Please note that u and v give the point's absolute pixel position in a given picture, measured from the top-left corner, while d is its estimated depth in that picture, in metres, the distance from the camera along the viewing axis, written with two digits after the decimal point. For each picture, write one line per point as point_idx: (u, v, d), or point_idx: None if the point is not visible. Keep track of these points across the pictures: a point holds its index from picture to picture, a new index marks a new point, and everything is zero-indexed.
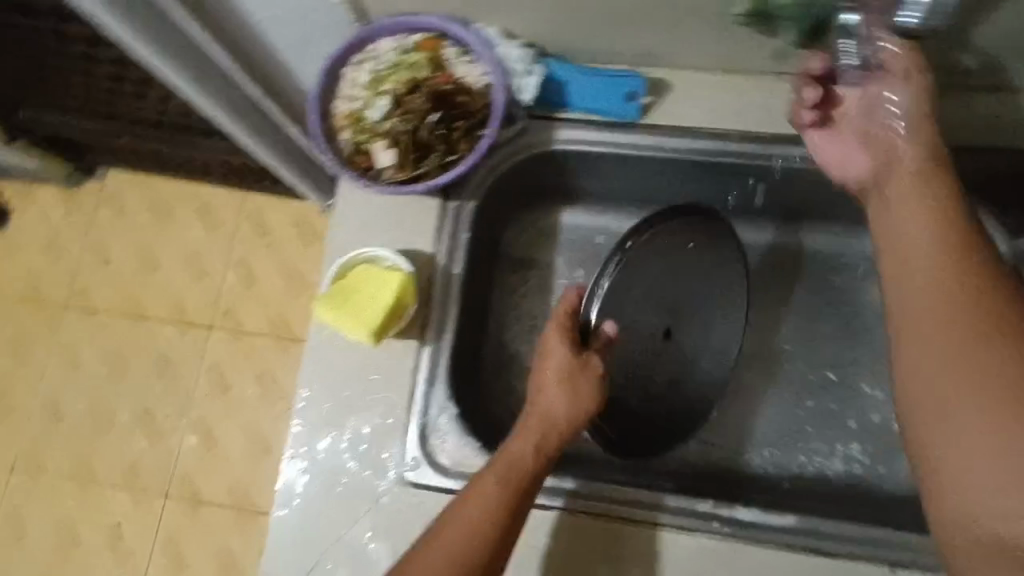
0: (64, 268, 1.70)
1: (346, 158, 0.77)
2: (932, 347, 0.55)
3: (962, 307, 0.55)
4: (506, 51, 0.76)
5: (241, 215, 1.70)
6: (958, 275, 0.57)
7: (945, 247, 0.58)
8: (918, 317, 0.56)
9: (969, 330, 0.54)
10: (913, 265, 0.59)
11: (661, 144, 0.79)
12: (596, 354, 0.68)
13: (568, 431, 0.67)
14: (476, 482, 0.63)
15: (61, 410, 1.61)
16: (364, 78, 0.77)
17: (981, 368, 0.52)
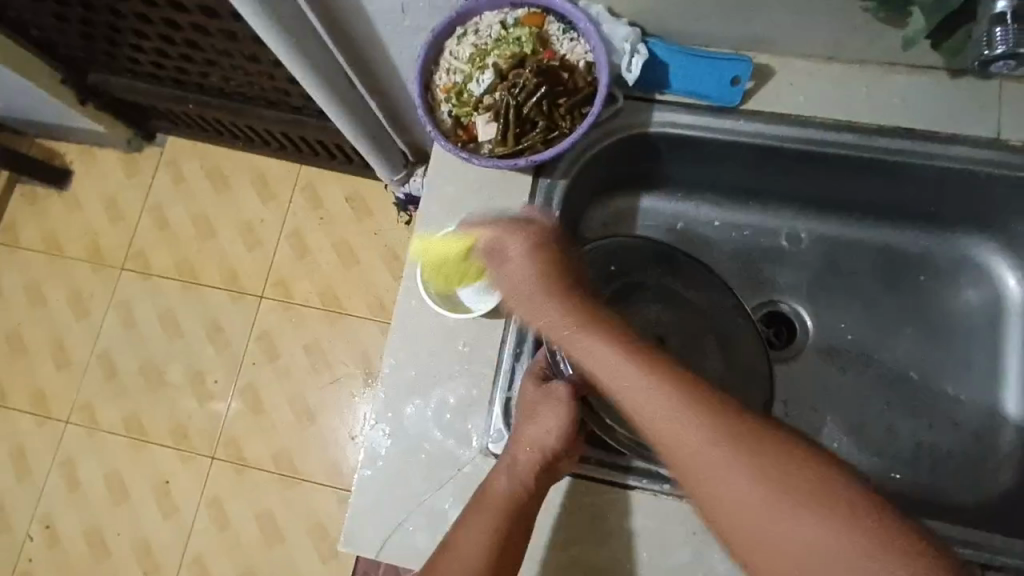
0: (123, 230, 1.74)
1: (446, 130, 0.77)
2: (709, 474, 0.58)
3: (706, 432, 0.59)
4: (611, 30, 0.76)
5: (302, 187, 1.72)
6: (683, 399, 0.61)
7: (631, 379, 0.63)
8: (684, 452, 0.59)
9: (716, 443, 0.58)
10: (630, 398, 0.63)
11: (761, 130, 0.77)
12: (561, 385, 0.70)
13: (546, 460, 0.69)
14: (467, 513, 0.68)
15: (115, 367, 1.66)
16: (468, 52, 0.77)
17: (743, 480, 0.57)
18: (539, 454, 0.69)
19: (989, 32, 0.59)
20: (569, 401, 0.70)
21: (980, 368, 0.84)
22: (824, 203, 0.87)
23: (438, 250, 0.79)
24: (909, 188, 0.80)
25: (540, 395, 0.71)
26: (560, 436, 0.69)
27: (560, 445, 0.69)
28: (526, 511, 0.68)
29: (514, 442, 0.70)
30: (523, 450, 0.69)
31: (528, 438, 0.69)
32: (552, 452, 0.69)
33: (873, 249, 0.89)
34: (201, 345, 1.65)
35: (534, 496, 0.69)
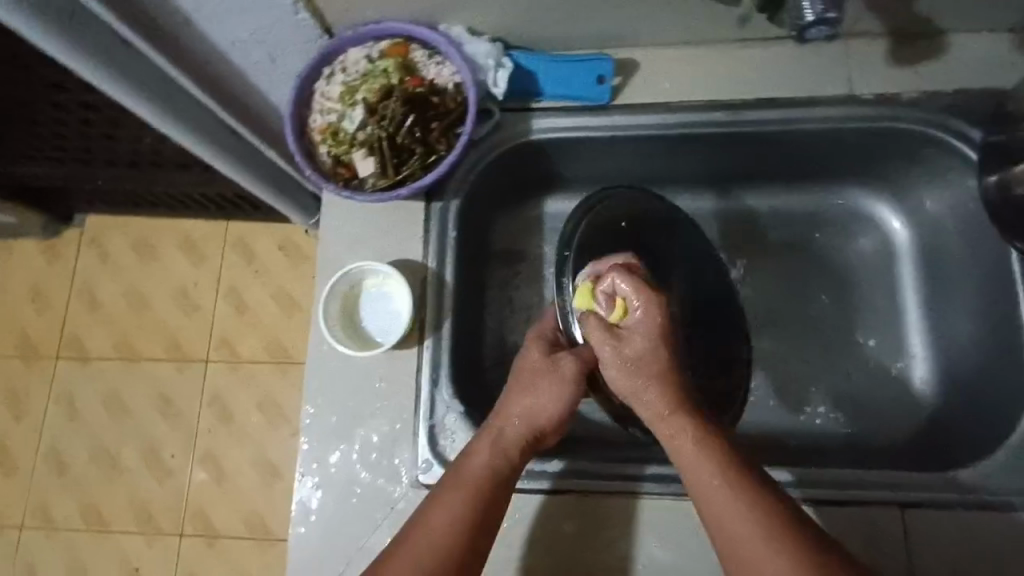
0: (51, 318, 1.68)
1: (328, 171, 0.77)
2: (756, 550, 0.56)
3: (767, 515, 0.58)
4: (473, 48, 0.77)
5: (251, 244, 1.68)
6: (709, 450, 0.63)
7: (699, 450, 0.64)
8: (732, 527, 0.58)
9: (751, 505, 0.59)
10: (695, 470, 0.63)
11: (634, 121, 0.79)
12: (568, 356, 0.72)
13: (533, 434, 0.70)
14: (441, 489, 0.65)
15: (65, 460, 1.60)
16: (339, 90, 0.77)
17: (791, 570, 0.54)
18: (525, 426, 0.70)
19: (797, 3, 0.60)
20: (574, 374, 0.72)
21: (886, 313, 0.87)
22: (715, 180, 0.90)
23: (341, 291, 0.78)
24: (786, 153, 0.83)
25: (547, 366, 0.72)
26: (551, 413, 0.71)
27: (548, 422, 0.71)
28: (502, 492, 0.66)
29: (503, 412, 0.70)
30: (515, 420, 0.70)
31: (516, 410, 0.70)
32: (539, 426, 0.70)
33: (771, 215, 0.91)
34: (152, 422, 1.60)
35: (513, 475, 0.67)
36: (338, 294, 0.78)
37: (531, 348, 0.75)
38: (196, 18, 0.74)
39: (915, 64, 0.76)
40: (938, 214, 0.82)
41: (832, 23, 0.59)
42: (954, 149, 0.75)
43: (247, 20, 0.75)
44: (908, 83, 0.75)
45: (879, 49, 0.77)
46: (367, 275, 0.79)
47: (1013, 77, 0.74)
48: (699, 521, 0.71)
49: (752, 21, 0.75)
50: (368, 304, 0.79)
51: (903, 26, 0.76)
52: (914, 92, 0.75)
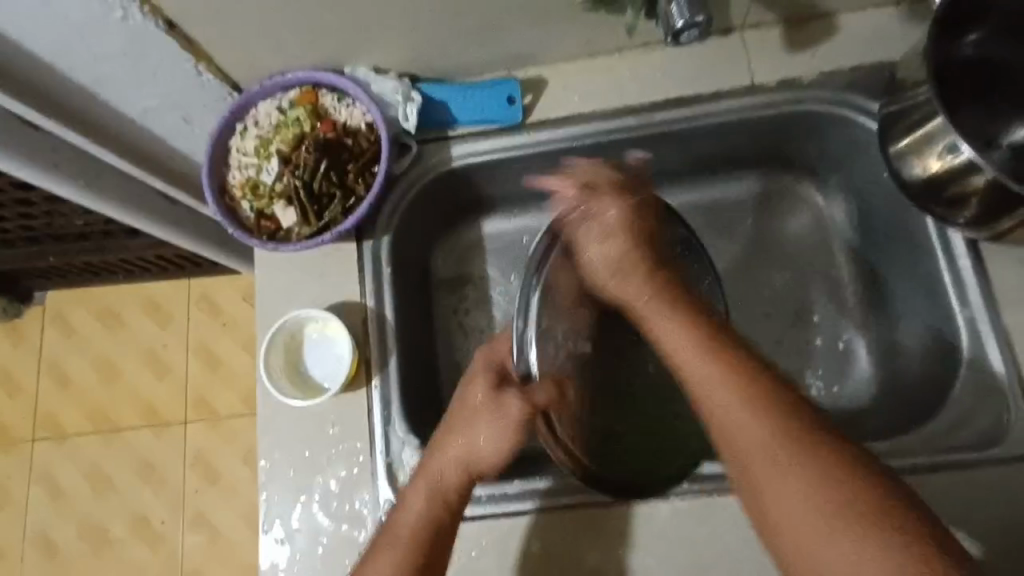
0: (21, 400, 1.66)
1: (250, 225, 0.78)
2: (739, 423, 0.60)
3: (744, 389, 0.61)
4: (381, 86, 0.78)
5: (213, 299, 1.68)
6: (715, 356, 0.63)
7: (675, 320, 0.68)
8: (714, 395, 0.62)
9: (768, 420, 0.59)
10: (687, 357, 0.65)
11: (548, 137, 0.81)
12: (513, 397, 0.70)
13: (474, 476, 0.69)
14: (376, 547, 0.65)
15: (54, 543, 1.57)
16: (254, 145, 0.78)
17: (774, 435, 0.58)
18: (464, 467, 0.68)
19: (669, 11, 0.63)
20: (518, 413, 0.70)
21: (826, 289, 0.88)
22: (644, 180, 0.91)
23: (281, 340, 0.78)
24: (705, 146, 0.84)
25: (491, 403, 0.70)
26: (496, 454, 0.69)
27: (494, 461, 0.69)
28: (444, 539, 0.66)
29: (440, 454, 0.69)
30: (452, 463, 0.68)
31: (453, 450, 0.69)
32: (481, 468, 0.69)
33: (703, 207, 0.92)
34: (136, 491, 1.58)
35: (453, 518, 0.67)
36: (277, 347, 0.77)
37: (474, 384, 0.72)
38: (100, 93, 0.74)
39: (811, 47, 0.78)
40: (857, 186, 0.84)
41: (700, 25, 0.61)
42: (858, 122, 0.77)
43: (151, 88, 0.76)
44: (807, 66, 0.78)
45: (774, 36, 0.79)
46: (307, 321, 0.79)
47: (904, 46, 0.77)
48: (667, 523, 0.70)
49: (647, 26, 0.77)
50: (311, 350, 0.79)
51: (792, 11, 0.78)
52: (813, 74, 0.78)
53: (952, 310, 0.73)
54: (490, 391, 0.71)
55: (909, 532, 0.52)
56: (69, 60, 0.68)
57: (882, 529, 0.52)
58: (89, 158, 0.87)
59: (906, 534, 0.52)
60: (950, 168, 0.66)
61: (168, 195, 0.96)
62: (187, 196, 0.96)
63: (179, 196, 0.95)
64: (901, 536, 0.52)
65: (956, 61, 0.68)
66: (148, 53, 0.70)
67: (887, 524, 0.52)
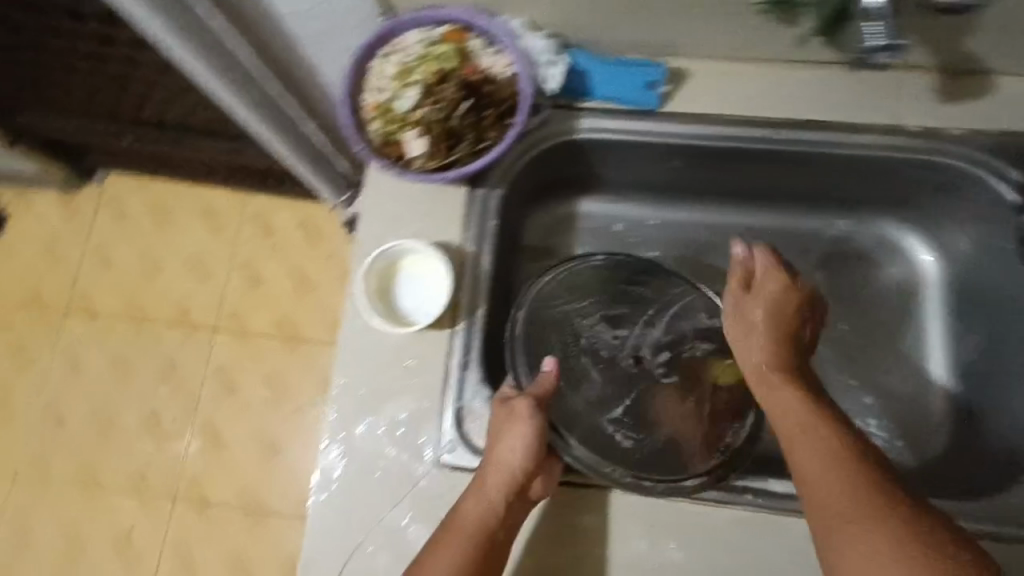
0: (63, 272, 1.69)
1: (376, 146, 0.78)
2: (824, 496, 0.60)
3: (813, 417, 0.65)
4: (530, 42, 0.78)
5: (271, 218, 1.70)
6: (822, 429, 0.64)
7: (786, 392, 0.69)
8: (812, 458, 0.63)
9: (860, 486, 0.59)
10: (789, 424, 0.66)
11: (682, 131, 0.81)
12: (521, 399, 0.72)
13: (515, 480, 0.70)
14: (432, 545, 0.68)
15: (64, 414, 1.60)
16: (394, 70, 0.78)
17: (827, 453, 0.62)
18: (509, 473, 0.70)
19: (862, 29, 0.63)
20: (527, 412, 0.72)
21: (910, 342, 0.90)
22: (751, 197, 0.93)
23: (379, 265, 0.79)
24: (823, 177, 0.86)
25: (502, 410, 0.73)
26: (524, 453, 0.71)
27: (525, 461, 0.71)
28: (498, 536, 0.70)
29: (483, 464, 0.71)
30: (495, 472, 0.70)
31: (493, 459, 0.71)
32: (517, 471, 0.70)
33: (800, 234, 0.94)
34: (155, 386, 1.61)
35: (502, 527, 0.70)
36: (374, 274, 0.79)
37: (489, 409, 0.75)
38: None
39: (961, 104, 0.78)
40: (969, 251, 0.84)
41: (896, 49, 0.62)
42: (992, 187, 0.77)
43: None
44: (954, 121, 0.78)
45: (924, 85, 0.79)
46: (407, 254, 0.80)
47: None
48: (715, 529, 0.73)
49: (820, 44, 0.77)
50: (403, 280, 0.80)
51: (951, 64, 0.78)
52: (959, 130, 0.77)
53: None
54: (499, 402, 0.74)
55: (896, 531, 0.55)
56: None
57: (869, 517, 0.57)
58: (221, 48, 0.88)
59: (891, 531, 0.56)
60: None
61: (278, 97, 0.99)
62: (293, 105, 1.01)
63: (286, 100, 0.99)
64: (881, 532, 0.56)
65: None
66: None
67: (883, 518, 0.56)
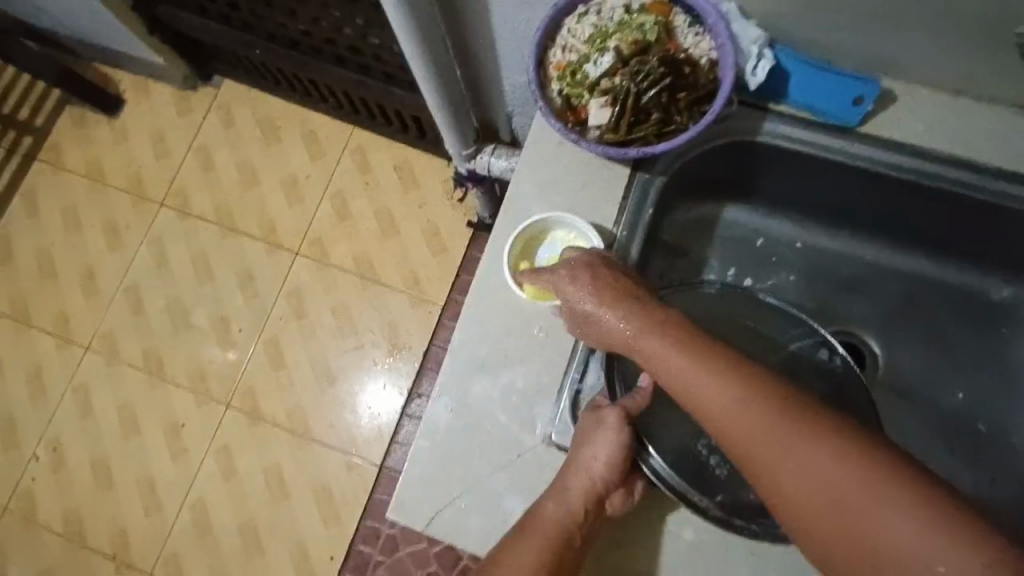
0: (167, 165, 1.73)
1: (556, 108, 0.75)
2: (800, 490, 0.52)
3: (772, 422, 0.55)
4: (741, 30, 0.73)
5: (370, 155, 1.69)
6: (757, 405, 0.56)
7: (699, 374, 0.59)
8: (768, 451, 0.54)
9: (832, 458, 0.52)
10: (725, 418, 0.57)
11: (877, 157, 0.75)
12: (609, 408, 0.67)
13: (594, 490, 0.66)
14: (510, 539, 0.65)
15: (141, 300, 1.65)
16: (589, 32, 0.74)
17: (817, 464, 0.52)
18: (594, 483, 0.66)
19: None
20: (615, 424, 0.67)
21: None
22: (912, 240, 0.86)
23: (522, 238, 0.78)
24: (1007, 236, 0.79)
25: (587, 417, 0.68)
26: (608, 464, 0.66)
27: (607, 473, 0.66)
28: (573, 546, 0.65)
29: (569, 468, 0.67)
30: (579, 478, 0.66)
31: (578, 465, 0.67)
32: (597, 481, 0.66)
33: (952, 291, 0.88)
34: (230, 293, 1.64)
35: (580, 537, 0.65)
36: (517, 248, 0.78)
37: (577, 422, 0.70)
38: None
39: None
40: None
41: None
42: None
43: None
44: None
45: None
46: (558, 226, 0.78)
47: None
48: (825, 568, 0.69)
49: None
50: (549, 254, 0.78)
51: None
52: None
53: None
54: (589, 410, 0.69)
55: (941, 515, 0.47)
56: None
57: (906, 515, 0.48)
58: None
59: (936, 517, 0.47)
60: None
61: (439, 27, 0.93)
62: (441, 20, 0.94)
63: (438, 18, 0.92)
64: (934, 529, 0.47)
65: None
66: None
67: (916, 506, 0.48)
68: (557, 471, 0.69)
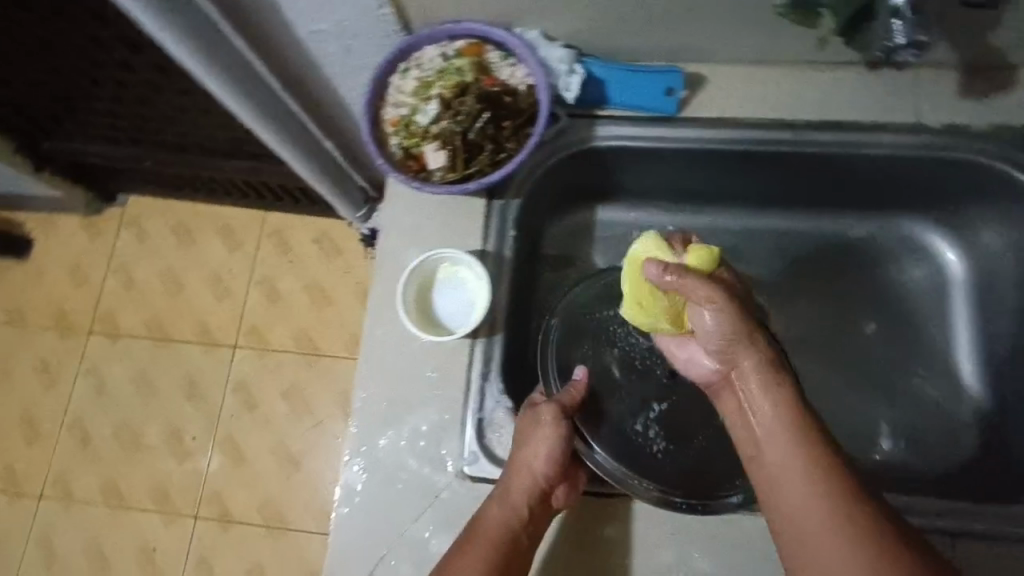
0: (88, 293, 1.72)
1: (397, 161, 0.79)
2: (801, 504, 0.58)
3: (801, 449, 0.61)
4: (549, 53, 0.79)
5: (285, 236, 1.71)
6: (793, 433, 0.62)
7: (762, 393, 0.65)
8: (784, 462, 0.61)
9: (839, 499, 0.57)
10: (766, 430, 0.64)
11: (703, 137, 0.81)
12: (543, 405, 0.73)
13: (537, 486, 0.69)
14: (459, 545, 0.66)
15: (88, 433, 1.62)
16: (413, 85, 0.79)
17: (826, 493, 0.58)
18: (535, 478, 0.69)
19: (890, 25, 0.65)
20: (551, 420, 0.72)
21: (941, 344, 0.88)
22: (770, 202, 0.92)
23: (416, 280, 0.80)
24: (840, 177, 0.85)
25: (527, 414, 0.73)
26: (546, 459, 0.70)
27: (547, 468, 0.69)
28: (521, 542, 0.67)
29: (512, 467, 0.70)
30: (522, 475, 0.69)
31: (521, 462, 0.70)
32: (538, 476, 0.69)
33: (818, 238, 0.93)
34: (176, 403, 1.62)
35: (527, 532, 0.68)
36: (413, 286, 0.79)
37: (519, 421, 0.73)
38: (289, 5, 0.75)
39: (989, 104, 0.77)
40: (994, 248, 0.83)
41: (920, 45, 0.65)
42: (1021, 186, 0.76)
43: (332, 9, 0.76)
44: (975, 120, 0.77)
45: (947, 81, 0.78)
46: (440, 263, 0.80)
47: None
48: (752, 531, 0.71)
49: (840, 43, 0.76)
50: (443, 290, 0.80)
51: (972, 61, 0.77)
52: (978, 129, 0.77)
53: None
54: (526, 409, 0.74)
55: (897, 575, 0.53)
56: None
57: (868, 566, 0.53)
58: None
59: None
60: None
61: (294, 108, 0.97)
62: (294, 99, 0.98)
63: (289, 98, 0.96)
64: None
65: None
66: None
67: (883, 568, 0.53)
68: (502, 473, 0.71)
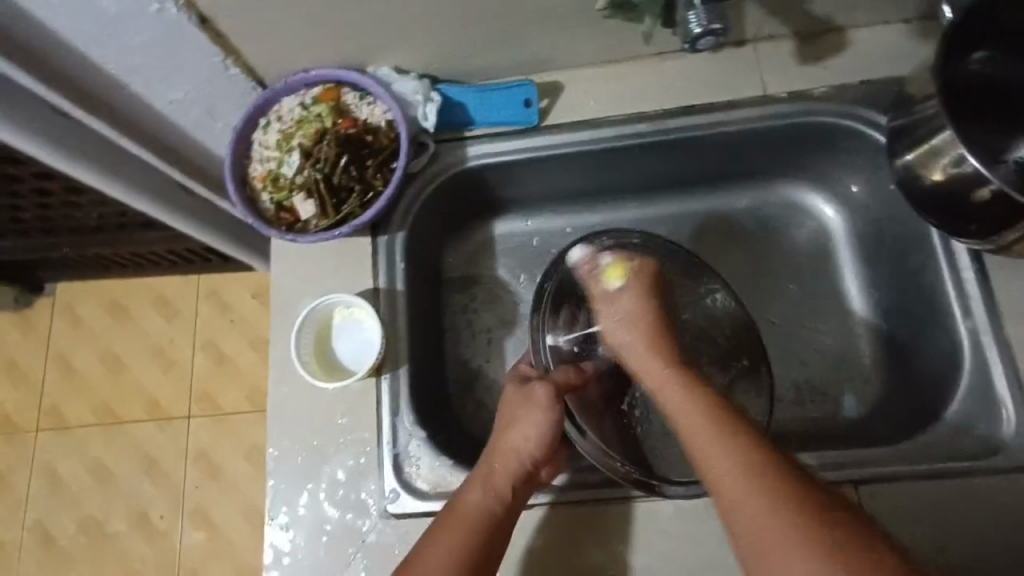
0: (27, 390, 1.66)
1: (269, 217, 0.79)
2: (743, 505, 0.57)
3: (732, 445, 0.60)
4: (401, 86, 0.81)
5: (220, 297, 1.68)
6: (720, 432, 0.62)
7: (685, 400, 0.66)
8: (717, 463, 0.60)
9: (775, 490, 0.56)
10: (695, 434, 0.63)
11: (564, 142, 0.83)
12: (539, 384, 0.74)
13: (523, 468, 0.70)
14: (436, 528, 0.67)
15: (51, 533, 1.57)
16: (276, 138, 0.80)
17: (762, 488, 0.57)
18: (521, 460, 0.71)
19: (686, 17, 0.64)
20: (545, 398, 0.74)
21: (837, 296, 0.91)
22: (655, 189, 0.94)
23: (313, 327, 0.80)
24: (707, 157, 0.87)
25: (519, 391, 0.75)
26: (537, 441, 0.72)
27: (535, 451, 0.71)
28: (503, 524, 0.68)
29: (501, 447, 0.72)
30: (511, 457, 0.71)
31: (511, 443, 0.71)
32: (525, 458, 0.71)
33: (707, 216, 0.95)
34: (137, 486, 1.57)
35: (510, 511, 0.69)
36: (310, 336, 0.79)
37: (511, 399, 0.76)
38: (132, 84, 0.75)
39: (829, 64, 0.81)
40: (865, 197, 0.87)
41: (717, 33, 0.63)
42: (870, 138, 0.80)
43: (179, 79, 0.76)
44: (818, 82, 0.81)
45: (787, 50, 0.82)
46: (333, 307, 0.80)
47: (914, 64, 0.80)
48: (672, 525, 0.71)
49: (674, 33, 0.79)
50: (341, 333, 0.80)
51: (806, 27, 0.81)
52: (822, 90, 0.80)
53: (956, 321, 0.75)
54: (517, 388, 0.76)
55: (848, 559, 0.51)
56: (104, 51, 0.69)
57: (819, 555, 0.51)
58: (114, 150, 0.87)
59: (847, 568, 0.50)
60: (957, 182, 0.68)
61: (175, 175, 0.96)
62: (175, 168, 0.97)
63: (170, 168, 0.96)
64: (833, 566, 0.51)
65: (961, 80, 0.71)
66: (180, 47, 0.71)
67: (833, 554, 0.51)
68: (488, 452, 0.73)
